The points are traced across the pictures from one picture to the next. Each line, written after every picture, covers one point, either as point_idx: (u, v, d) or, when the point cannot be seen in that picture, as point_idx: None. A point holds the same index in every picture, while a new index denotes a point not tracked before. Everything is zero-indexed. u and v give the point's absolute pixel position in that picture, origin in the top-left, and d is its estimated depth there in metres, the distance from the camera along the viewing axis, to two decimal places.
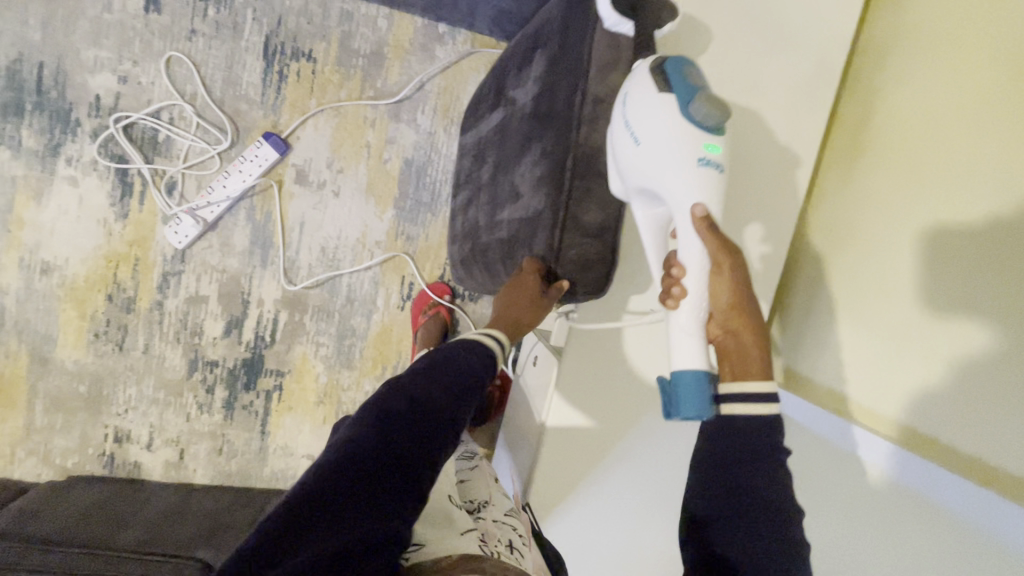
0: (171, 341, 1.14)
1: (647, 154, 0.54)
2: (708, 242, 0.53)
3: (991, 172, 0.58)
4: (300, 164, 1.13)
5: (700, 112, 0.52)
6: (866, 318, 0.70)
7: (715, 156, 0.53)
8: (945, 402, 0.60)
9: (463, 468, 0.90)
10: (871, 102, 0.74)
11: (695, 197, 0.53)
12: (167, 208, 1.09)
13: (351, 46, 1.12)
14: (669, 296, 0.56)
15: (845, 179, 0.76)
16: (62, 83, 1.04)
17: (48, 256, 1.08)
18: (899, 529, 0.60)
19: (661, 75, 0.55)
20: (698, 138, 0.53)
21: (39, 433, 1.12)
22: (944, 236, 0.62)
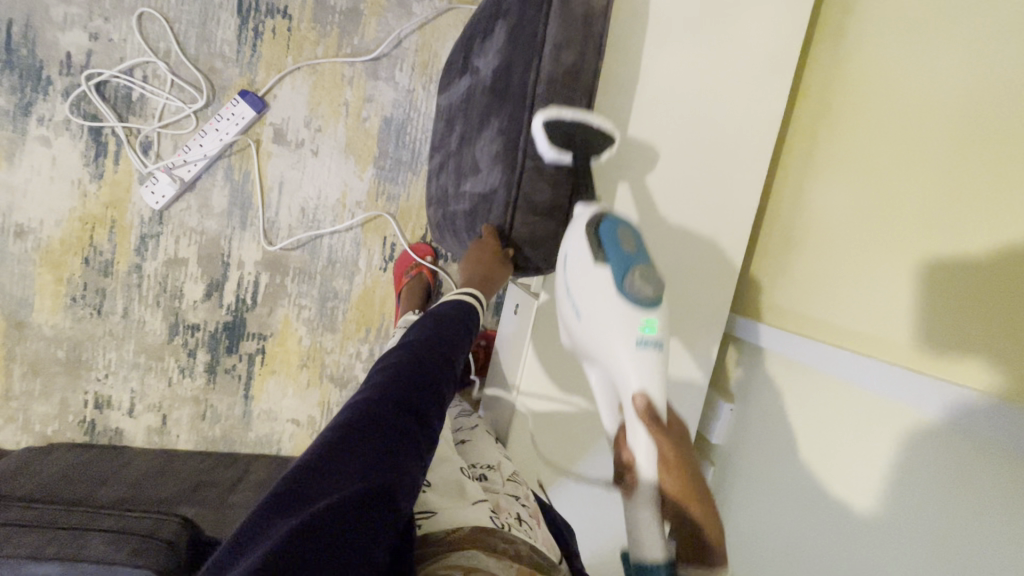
0: (151, 305, 1.13)
1: (593, 327, 0.61)
2: (653, 434, 0.57)
3: (940, 155, 0.67)
4: (278, 123, 1.12)
5: (631, 282, 0.59)
6: (870, 333, 0.74)
7: (652, 336, 0.59)
8: (913, 348, 0.68)
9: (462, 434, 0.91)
10: (829, 108, 0.85)
11: (637, 385, 0.58)
12: (143, 168, 1.08)
13: (326, 3, 1.11)
14: (624, 482, 0.60)
15: (816, 174, 0.86)
16: (32, 40, 1.02)
17: (22, 219, 1.07)
18: (906, 543, 0.66)
19: (598, 248, 0.61)
20: (636, 318, 0.59)
21: (18, 400, 1.11)
22: (906, 211, 0.71)
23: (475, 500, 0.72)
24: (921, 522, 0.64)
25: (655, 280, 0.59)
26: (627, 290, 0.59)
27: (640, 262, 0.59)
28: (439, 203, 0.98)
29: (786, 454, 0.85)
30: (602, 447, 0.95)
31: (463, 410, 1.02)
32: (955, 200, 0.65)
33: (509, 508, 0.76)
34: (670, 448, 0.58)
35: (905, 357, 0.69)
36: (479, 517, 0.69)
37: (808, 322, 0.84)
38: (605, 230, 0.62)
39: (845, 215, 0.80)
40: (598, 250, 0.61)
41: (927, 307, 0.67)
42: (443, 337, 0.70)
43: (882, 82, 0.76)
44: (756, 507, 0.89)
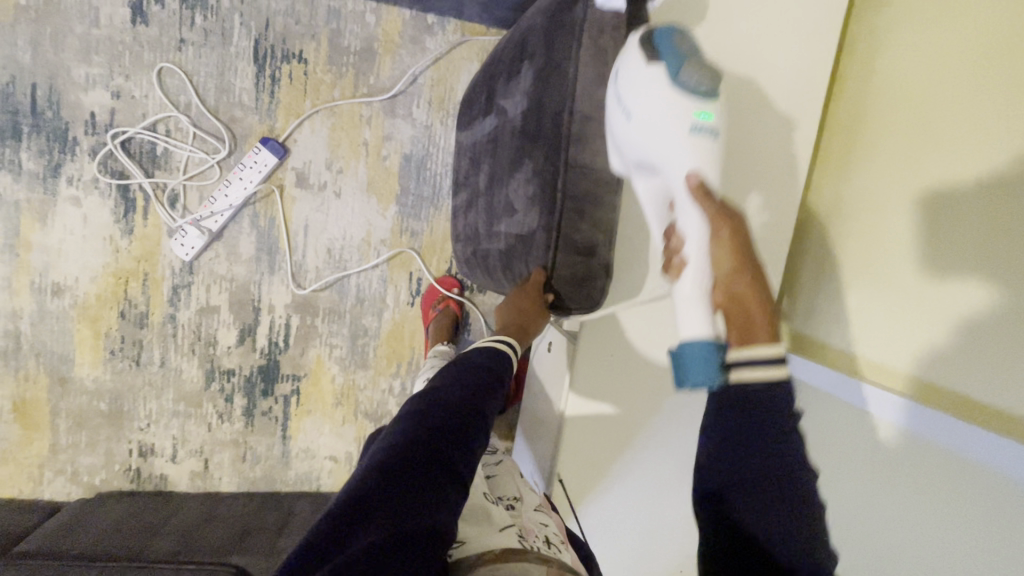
0: (187, 353, 1.15)
1: (641, 133, 0.58)
2: (706, 209, 0.55)
3: (975, 159, 0.66)
4: (300, 167, 1.13)
5: (688, 78, 0.55)
6: (878, 273, 0.76)
7: (708, 124, 0.56)
8: (932, 311, 0.69)
9: (489, 466, 0.88)
10: (867, 87, 0.81)
11: (690, 162, 0.56)
12: (171, 221, 1.09)
13: (341, 44, 1.11)
14: (672, 267, 0.58)
15: (843, 162, 0.84)
16: (56, 103, 1.04)
17: (58, 278, 1.09)
18: (919, 508, 0.64)
19: (650, 45, 0.58)
20: (691, 109, 0.56)
21: (65, 453, 1.13)
22: (928, 215, 0.71)
23: (502, 526, 0.70)
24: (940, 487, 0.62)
25: (712, 75, 0.56)
26: (684, 84, 0.55)
27: (697, 56, 0.56)
28: (470, 239, 0.97)
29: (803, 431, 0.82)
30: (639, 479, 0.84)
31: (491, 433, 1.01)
32: (977, 214, 0.65)
33: (537, 530, 0.73)
34: (726, 224, 0.53)
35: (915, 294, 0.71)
36: (507, 539, 0.67)
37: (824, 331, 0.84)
38: (661, 33, 0.57)
39: (856, 160, 0.82)
40: (650, 52, 0.57)
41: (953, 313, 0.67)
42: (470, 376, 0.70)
43: (900, 20, 0.77)
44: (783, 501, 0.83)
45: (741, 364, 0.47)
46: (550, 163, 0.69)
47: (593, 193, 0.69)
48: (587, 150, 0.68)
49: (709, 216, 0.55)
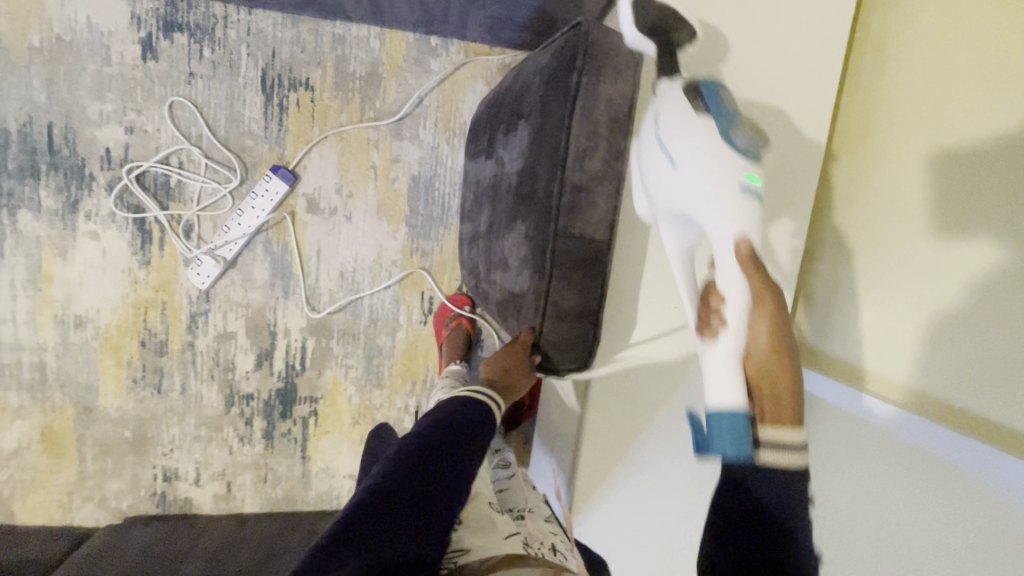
0: (206, 379, 1.17)
1: (682, 183, 0.54)
2: (751, 277, 0.51)
3: (986, 174, 0.66)
4: (310, 193, 1.15)
5: (738, 140, 0.52)
6: (883, 238, 0.77)
7: (753, 186, 0.52)
8: (937, 275, 0.71)
9: (499, 479, 0.86)
10: (881, 80, 0.78)
11: (735, 227, 0.52)
12: (187, 251, 1.11)
13: (346, 70, 1.12)
14: (708, 327, 0.54)
15: (852, 160, 0.82)
16: (72, 140, 1.06)
17: (80, 310, 1.11)
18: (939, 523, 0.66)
19: (698, 98, 0.54)
20: (738, 168, 0.52)
21: (93, 479, 1.16)
22: (947, 203, 0.70)
23: (508, 534, 0.67)
24: (956, 503, 0.65)
25: (757, 142, 0.53)
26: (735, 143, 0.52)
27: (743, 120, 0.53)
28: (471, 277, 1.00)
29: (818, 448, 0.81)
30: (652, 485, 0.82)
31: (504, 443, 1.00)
32: (994, 217, 0.65)
33: (542, 536, 0.72)
34: (768, 309, 0.50)
35: (921, 259, 0.73)
36: (512, 547, 0.65)
37: (829, 337, 0.84)
38: (707, 87, 0.55)
39: (863, 117, 0.80)
40: (698, 104, 0.54)
41: (962, 327, 0.68)
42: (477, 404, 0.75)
43: None
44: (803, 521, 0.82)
45: (768, 444, 0.49)
46: (539, 232, 0.70)
47: (580, 259, 0.70)
48: (577, 218, 0.68)
49: (751, 283, 0.51)
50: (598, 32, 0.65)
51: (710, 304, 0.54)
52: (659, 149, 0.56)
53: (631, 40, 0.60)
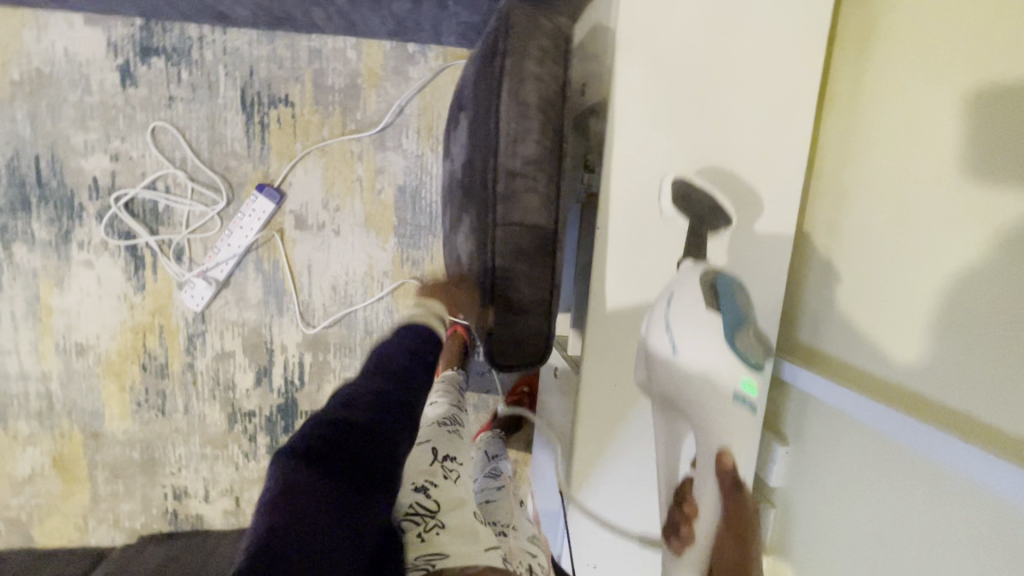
0: (208, 399, 1.19)
1: (687, 368, 0.66)
2: (726, 498, 0.63)
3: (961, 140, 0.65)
4: (297, 210, 1.15)
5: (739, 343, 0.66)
6: (875, 219, 0.76)
7: (749, 395, 0.68)
8: (926, 252, 0.69)
9: (487, 489, 0.86)
10: (866, 70, 0.79)
11: (722, 440, 0.65)
12: (180, 275, 1.12)
13: (325, 84, 1.11)
14: (682, 530, 0.66)
15: (847, 152, 0.82)
16: (60, 172, 1.07)
17: (81, 338, 1.13)
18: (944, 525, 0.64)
19: (715, 294, 0.66)
20: (739, 374, 0.66)
21: (105, 501, 1.19)
22: (931, 179, 0.69)
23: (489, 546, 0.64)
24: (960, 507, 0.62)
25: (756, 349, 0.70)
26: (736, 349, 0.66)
27: (747, 322, 0.69)
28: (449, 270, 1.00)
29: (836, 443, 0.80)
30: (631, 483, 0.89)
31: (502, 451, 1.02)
32: (971, 189, 0.64)
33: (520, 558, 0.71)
34: (734, 545, 0.59)
35: (908, 237, 0.71)
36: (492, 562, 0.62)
37: (830, 323, 0.83)
38: (722, 281, 0.67)
39: (850, 101, 0.82)
40: (715, 302, 0.66)
41: (946, 300, 0.67)
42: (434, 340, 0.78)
43: None
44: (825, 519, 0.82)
45: None
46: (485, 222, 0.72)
47: (527, 251, 0.71)
48: (517, 209, 0.69)
49: (727, 497, 0.62)
50: (518, 17, 0.67)
51: (684, 508, 0.67)
52: (666, 334, 0.68)
53: (667, 212, 0.75)
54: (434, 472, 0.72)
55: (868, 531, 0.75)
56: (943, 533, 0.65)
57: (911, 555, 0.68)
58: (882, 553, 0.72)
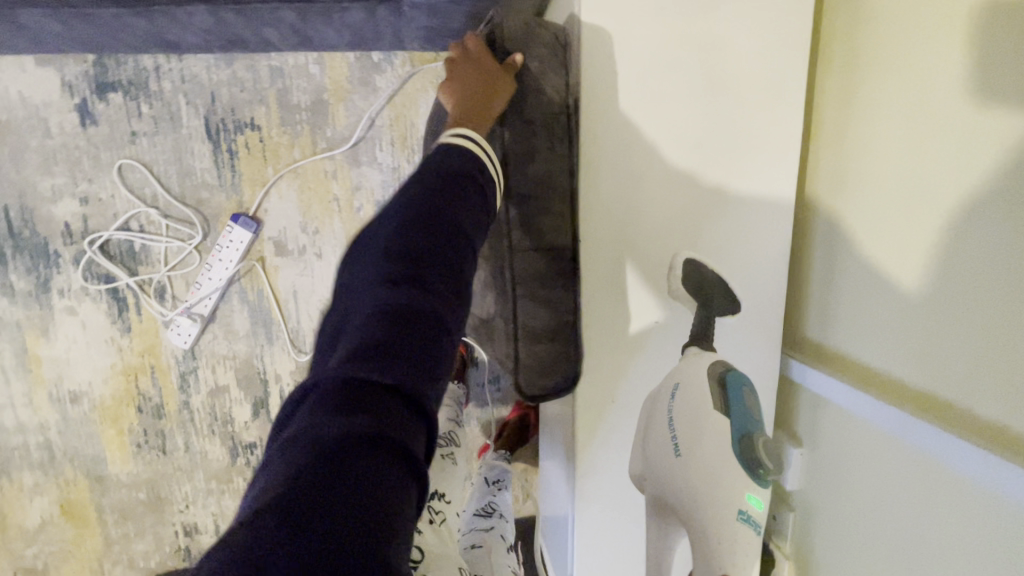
0: (207, 434, 1.17)
1: (691, 471, 0.67)
2: None
3: (954, 117, 0.65)
4: (276, 236, 1.11)
5: (747, 453, 0.68)
6: (878, 177, 0.75)
7: (750, 507, 0.65)
8: (931, 204, 0.68)
9: (474, 532, 0.86)
10: (855, 50, 0.78)
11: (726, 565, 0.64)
12: (164, 314, 1.10)
13: (290, 102, 1.06)
14: None
15: (846, 103, 0.80)
16: (30, 220, 1.04)
17: (73, 385, 1.12)
18: (954, 525, 0.63)
19: (723, 393, 0.70)
20: (743, 492, 0.66)
21: (118, 544, 1.19)
22: (934, 126, 0.67)
23: None
24: (971, 510, 0.61)
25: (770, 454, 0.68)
26: (745, 459, 0.67)
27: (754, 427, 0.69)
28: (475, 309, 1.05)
29: (839, 440, 0.80)
30: (621, 492, 0.93)
31: (503, 476, 1.00)
32: (975, 134, 0.62)
33: None
34: None
35: (915, 190, 0.70)
36: None
37: (837, 286, 0.82)
38: (732, 383, 0.71)
39: (845, 46, 0.80)
40: (722, 403, 0.69)
41: (944, 282, 0.67)
42: (426, 314, 0.53)
43: None
44: (830, 518, 0.81)
45: None
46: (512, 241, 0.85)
47: (544, 267, 0.85)
48: (529, 216, 0.83)
49: None
50: (513, 27, 0.81)
51: None
52: (670, 433, 0.70)
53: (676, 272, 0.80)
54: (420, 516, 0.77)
55: (879, 533, 0.73)
56: (956, 535, 0.63)
57: (921, 555, 0.67)
58: (894, 556, 0.71)
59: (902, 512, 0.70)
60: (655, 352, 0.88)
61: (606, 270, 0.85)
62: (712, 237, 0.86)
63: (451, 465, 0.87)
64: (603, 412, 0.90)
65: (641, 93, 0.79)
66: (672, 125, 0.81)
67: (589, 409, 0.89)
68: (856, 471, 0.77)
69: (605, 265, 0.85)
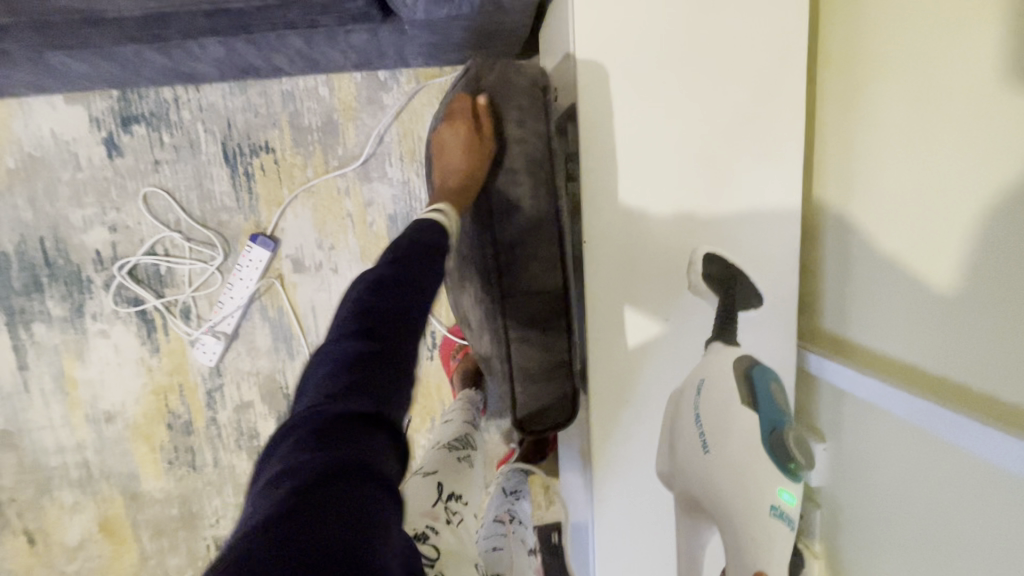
0: (234, 449, 1.20)
1: (721, 469, 0.66)
2: None
3: (952, 95, 0.65)
4: (293, 254, 1.14)
5: (778, 450, 0.66)
6: (885, 163, 0.75)
7: (780, 500, 0.64)
8: (936, 187, 0.67)
9: (495, 536, 0.87)
10: (853, 41, 0.79)
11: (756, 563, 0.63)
12: (190, 334, 1.14)
13: (302, 124, 1.10)
14: None
15: (849, 92, 0.81)
16: (64, 249, 1.10)
17: (107, 405, 1.16)
18: (984, 515, 0.61)
19: (749, 385, 0.69)
20: (774, 488, 0.64)
21: (153, 558, 1.22)
22: (935, 107, 0.67)
23: None
24: (998, 498, 0.59)
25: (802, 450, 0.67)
26: (777, 456, 0.66)
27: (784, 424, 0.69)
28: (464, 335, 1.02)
29: (863, 433, 0.78)
30: (644, 489, 0.92)
31: (521, 485, 1.01)
32: (974, 112, 0.62)
33: None
34: None
35: (920, 173, 0.69)
36: None
37: (850, 274, 0.82)
38: (758, 375, 0.70)
39: (846, 36, 0.81)
40: (750, 397, 0.69)
41: (952, 262, 0.66)
42: (387, 348, 0.57)
43: None
44: (862, 517, 0.79)
45: None
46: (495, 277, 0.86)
47: (535, 310, 0.87)
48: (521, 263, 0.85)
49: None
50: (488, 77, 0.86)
51: None
52: (698, 430, 0.70)
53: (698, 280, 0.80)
54: (437, 516, 0.76)
55: (912, 529, 0.71)
56: (986, 526, 0.61)
57: (954, 549, 0.65)
58: (930, 555, 0.68)
59: (933, 505, 0.67)
60: (668, 350, 0.88)
61: (614, 270, 0.85)
62: (720, 232, 0.86)
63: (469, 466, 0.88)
64: (621, 414, 0.89)
65: (640, 94, 0.81)
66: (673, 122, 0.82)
67: (607, 412, 0.89)
68: (883, 463, 0.75)
69: (615, 266, 0.85)
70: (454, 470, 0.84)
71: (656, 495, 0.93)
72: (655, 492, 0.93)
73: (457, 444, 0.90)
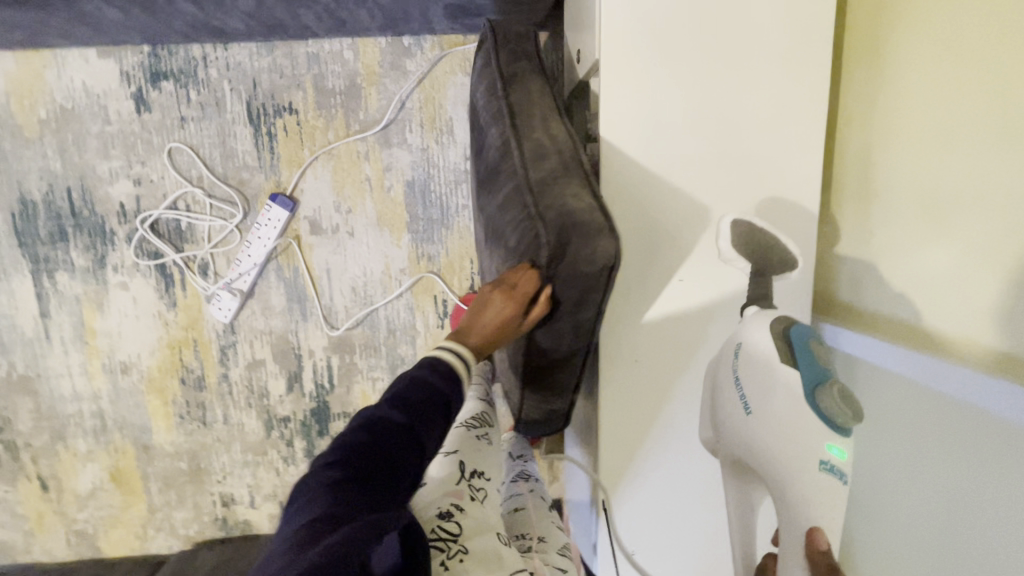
0: (245, 407, 1.22)
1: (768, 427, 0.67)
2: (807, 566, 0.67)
3: (985, 73, 0.64)
4: (311, 215, 1.16)
5: (825, 403, 0.64)
6: (906, 132, 0.75)
7: (832, 455, 0.64)
8: (960, 154, 0.68)
9: (515, 498, 0.87)
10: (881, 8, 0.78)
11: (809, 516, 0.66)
12: (207, 289, 1.16)
13: (326, 87, 1.12)
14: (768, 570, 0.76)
15: (872, 60, 0.80)
16: (90, 201, 1.13)
17: (124, 356, 1.19)
18: (987, 477, 0.62)
19: (789, 344, 0.68)
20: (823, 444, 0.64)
21: (161, 511, 1.24)
22: (961, 75, 0.67)
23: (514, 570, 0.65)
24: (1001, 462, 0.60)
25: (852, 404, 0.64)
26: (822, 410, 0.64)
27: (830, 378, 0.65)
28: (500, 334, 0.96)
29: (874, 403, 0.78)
30: (659, 465, 0.91)
31: (526, 450, 1.00)
32: (999, 80, 0.62)
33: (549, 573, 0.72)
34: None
35: (943, 142, 0.70)
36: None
37: (868, 246, 0.82)
38: (795, 335, 0.68)
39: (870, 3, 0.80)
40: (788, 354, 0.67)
41: (973, 230, 0.66)
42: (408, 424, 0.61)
43: None
44: None
45: None
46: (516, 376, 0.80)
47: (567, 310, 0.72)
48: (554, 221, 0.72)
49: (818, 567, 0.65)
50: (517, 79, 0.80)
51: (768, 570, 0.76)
52: (741, 394, 0.72)
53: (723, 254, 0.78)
54: (461, 494, 0.74)
55: (930, 509, 0.70)
56: (992, 488, 0.61)
57: (960, 513, 0.65)
58: (935, 520, 0.69)
59: (942, 470, 0.68)
60: (684, 317, 0.88)
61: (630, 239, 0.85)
62: (741, 200, 0.85)
63: (487, 445, 0.86)
64: (640, 381, 0.89)
65: (665, 53, 0.79)
66: (699, 86, 0.81)
67: (626, 379, 0.89)
68: (893, 433, 0.75)
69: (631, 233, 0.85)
70: (475, 450, 0.83)
71: (672, 474, 0.91)
72: (671, 468, 0.91)
73: (475, 424, 0.88)
